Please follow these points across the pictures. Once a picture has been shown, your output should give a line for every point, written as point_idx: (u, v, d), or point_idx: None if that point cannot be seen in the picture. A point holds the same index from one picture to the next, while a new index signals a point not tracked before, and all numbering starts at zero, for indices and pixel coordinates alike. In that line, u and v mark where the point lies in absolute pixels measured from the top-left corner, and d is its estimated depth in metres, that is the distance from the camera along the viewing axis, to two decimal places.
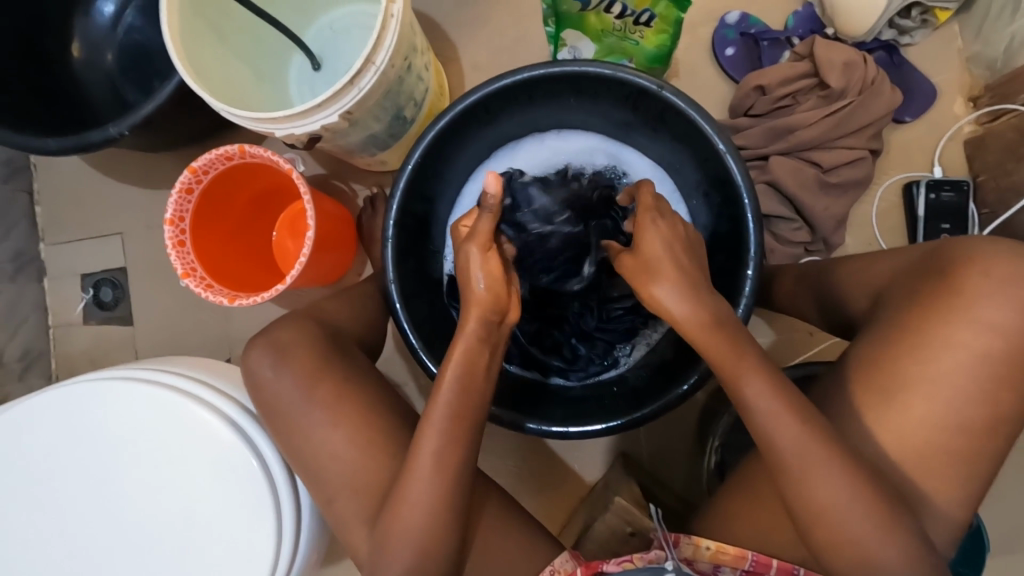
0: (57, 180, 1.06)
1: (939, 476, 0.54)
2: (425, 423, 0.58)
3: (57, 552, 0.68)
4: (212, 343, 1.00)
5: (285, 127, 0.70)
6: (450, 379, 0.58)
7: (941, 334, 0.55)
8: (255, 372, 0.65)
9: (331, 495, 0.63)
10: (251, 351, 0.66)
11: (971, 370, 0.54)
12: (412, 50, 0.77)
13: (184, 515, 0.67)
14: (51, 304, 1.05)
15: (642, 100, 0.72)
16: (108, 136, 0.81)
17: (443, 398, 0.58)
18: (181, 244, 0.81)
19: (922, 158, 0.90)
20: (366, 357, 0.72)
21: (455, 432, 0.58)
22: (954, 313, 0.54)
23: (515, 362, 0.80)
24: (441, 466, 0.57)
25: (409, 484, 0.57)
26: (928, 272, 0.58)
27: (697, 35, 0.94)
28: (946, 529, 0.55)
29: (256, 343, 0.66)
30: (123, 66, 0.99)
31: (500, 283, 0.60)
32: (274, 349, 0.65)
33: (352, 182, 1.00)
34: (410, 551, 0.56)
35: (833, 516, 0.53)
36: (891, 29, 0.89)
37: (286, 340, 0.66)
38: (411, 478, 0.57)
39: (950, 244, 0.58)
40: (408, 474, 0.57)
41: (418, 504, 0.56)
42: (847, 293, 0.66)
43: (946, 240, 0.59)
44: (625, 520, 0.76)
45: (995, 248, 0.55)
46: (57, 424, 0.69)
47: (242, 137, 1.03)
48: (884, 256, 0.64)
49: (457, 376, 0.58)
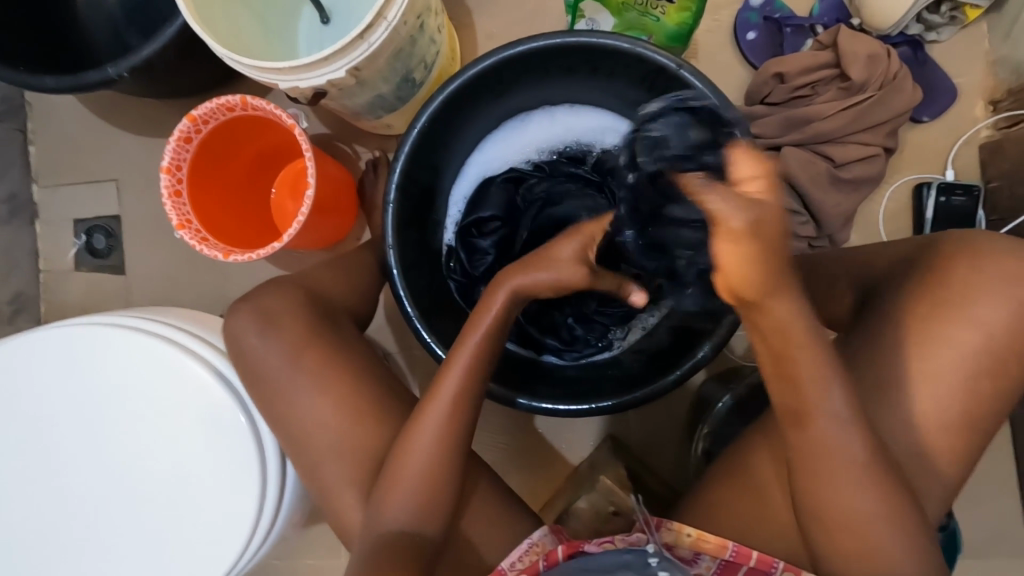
0: (53, 122, 1.03)
1: (923, 478, 0.55)
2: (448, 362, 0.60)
3: (38, 495, 0.68)
4: (206, 300, 0.99)
5: (289, 79, 0.67)
6: (478, 330, 0.60)
7: (940, 337, 0.54)
8: (241, 336, 0.64)
9: (312, 461, 0.62)
10: (234, 316, 0.65)
11: (970, 375, 0.54)
12: (425, 10, 0.74)
13: (170, 464, 0.67)
14: (42, 249, 1.03)
15: (659, 80, 0.70)
16: (106, 77, 0.78)
17: (467, 348, 0.60)
18: (177, 194, 0.79)
19: (935, 160, 0.89)
20: (354, 327, 0.71)
21: (472, 374, 0.60)
22: (960, 318, 0.54)
23: (513, 339, 0.79)
24: (454, 415, 0.59)
25: (420, 427, 0.59)
26: (925, 266, 0.57)
27: (719, 17, 0.92)
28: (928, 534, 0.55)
29: (241, 308, 0.65)
30: (126, 7, 0.96)
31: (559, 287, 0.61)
32: (268, 313, 0.65)
33: (356, 144, 0.98)
34: (397, 514, 0.57)
35: (818, 503, 0.54)
36: (919, 24, 0.86)
37: (270, 306, 0.65)
38: (421, 424, 0.59)
39: (945, 237, 0.58)
40: (419, 417, 0.59)
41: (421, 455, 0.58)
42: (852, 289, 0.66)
43: (943, 233, 0.58)
44: (610, 501, 0.77)
45: (1008, 254, 0.54)
46: (45, 365, 0.68)
47: (245, 90, 1.00)
48: (890, 246, 0.63)
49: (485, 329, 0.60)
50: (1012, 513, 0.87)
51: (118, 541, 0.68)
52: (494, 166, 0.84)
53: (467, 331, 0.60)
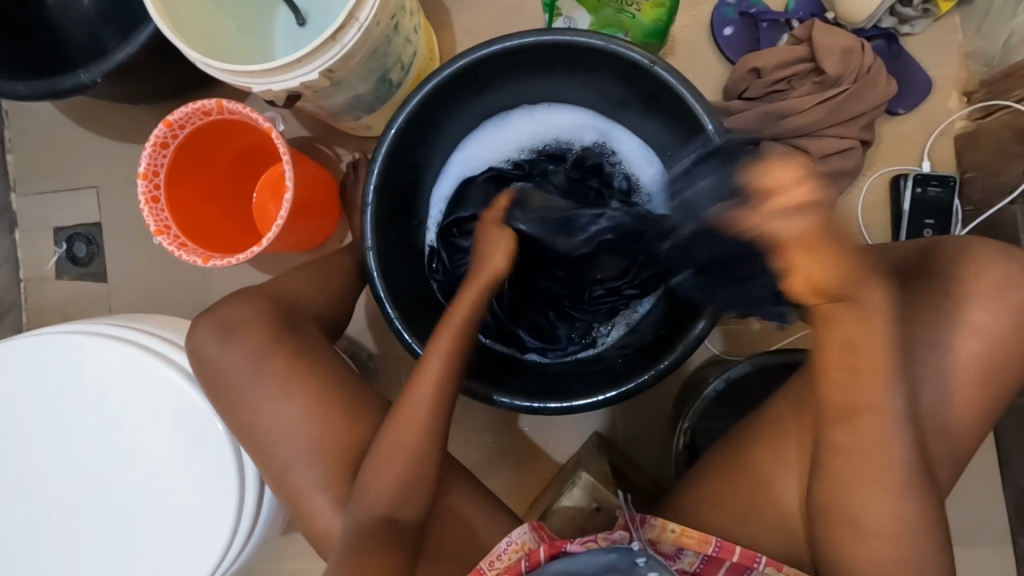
0: (31, 129, 1.02)
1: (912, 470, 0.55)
2: (426, 361, 0.62)
3: (15, 504, 0.68)
4: (188, 306, 0.98)
5: (263, 82, 0.67)
6: (455, 323, 0.63)
7: (932, 338, 0.55)
8: (212, 343, 0.64)
9: (284, 468, 0.62)
10: (195, 330, 0.65)
11: (956, 372, 0.54)
12: (400, 10, 0.73)
13: (149, 473, 0.67)
14: (22, 257, 1.03)
15: (635, 76, 0.70)
16: (80, 83, 0.77)
17: (443, 343, 0.62)
18: (155, 200, 0.78)
19: (912, 152, 0.90)
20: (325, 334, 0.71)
21: (450, 366, 0.61)
22: (942, 316, 0.55)
23: (487, 334, 0.79)
24: (427, 413, 0.60)
25: (395, 428, 0.59)
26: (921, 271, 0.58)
27: (697, 13, 0.92)
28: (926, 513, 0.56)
29: (203, 320, 0.65)
30: (100, 11, 0.95)
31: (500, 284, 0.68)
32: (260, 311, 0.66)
33: (336, 146, 0.97)
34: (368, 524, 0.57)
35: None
36: (892, 17, 0.87)
37: (239, 314, 0.65)
38: (400, 419, 0.60)
39: (937, 244, 0.59)
40: (395, 417, 0.60)
41: (395, 452, 0.58)
42: None
43: (936, 240, 0.59)
44: (592, 497, 0.78)
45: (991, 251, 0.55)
46: (21, 374, 0.68)
47: (223, 94, 1.00)
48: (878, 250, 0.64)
49: (460, 328, 0.63)
50: (994, 502, 0.88)
51: (98, 550, 0.67)
52: (475, 166, 0.83)
53: (443, 323, 0.63)
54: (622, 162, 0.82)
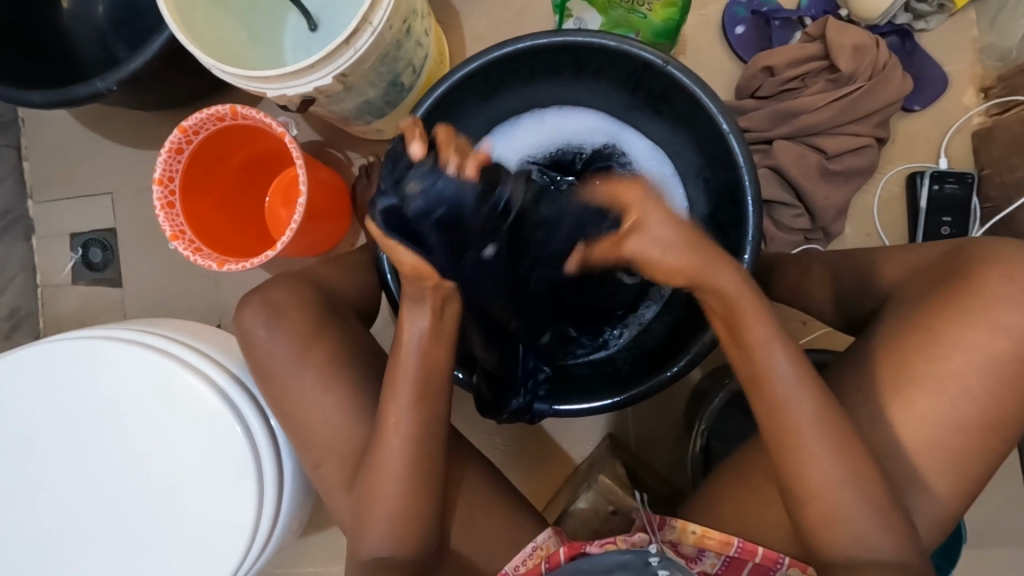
0: (45, 137, 1.04)
1: (942, 468, 0.54)
2: (390, 380, 0.58)
3: (37, 505, 0.68)
4: (203, 309, 0.99)
5: (276, 88, 0.67)
6: (406, 367, 0.57)
7: (956, 337, 0.54)
8: (248, 330, 0.64)
9: (318, 459, 0.63)
10: (245, 308, 0.64)
11: (980, 370, 0.53)
12: (411, 14, 0.74)
13: (168, 475, 0.67)
14: (38, 264, 1.04)
15: (647, 76, 0.69)
16: (95, 90, 0.78)
17: (402, 386, 0.57)
18: (170, 205, 0.79)
19: (928, 148, 0.89)
20: None
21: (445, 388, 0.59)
22: (968, 314, 0.54)
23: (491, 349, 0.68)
24: (425, 404, 0.58)
25: (391, 445, 0.57)
26: (944, 270, 0.57)
27: (707, 12, 0.92)
28: (949, 513, 0.55)
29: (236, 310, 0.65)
30: (114, 20, 0.96)
31: (443, 315, 0.57)
32: (269, 307, 0.64)
33: (348, 150, 0.98)
34: (383, 530, 0.57)
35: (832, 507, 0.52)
36: (907, 13, 0.86)
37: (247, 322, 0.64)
38: (392, 413, 0.57)
39: (972, 243, 0.58)
40: (386, 451, 0.57)
41: (401, 452, 0.57)
42: (858, 291, 0.65)
43: (967, 240, 0.59)
44: (609, 499, 0.78)
45: (1013, 248, 0.55)
46: (43, 377, 0.69)
47: (235, 99, 1.00)
48: (903, 251, 0.63)
49: (415, 365, 0.57)
50: (1014, 503, 0.86)
51: (119, 551, 0.68)
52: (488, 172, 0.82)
53: (393, 379, 0.58)
54: (631, 164, 0.81)
